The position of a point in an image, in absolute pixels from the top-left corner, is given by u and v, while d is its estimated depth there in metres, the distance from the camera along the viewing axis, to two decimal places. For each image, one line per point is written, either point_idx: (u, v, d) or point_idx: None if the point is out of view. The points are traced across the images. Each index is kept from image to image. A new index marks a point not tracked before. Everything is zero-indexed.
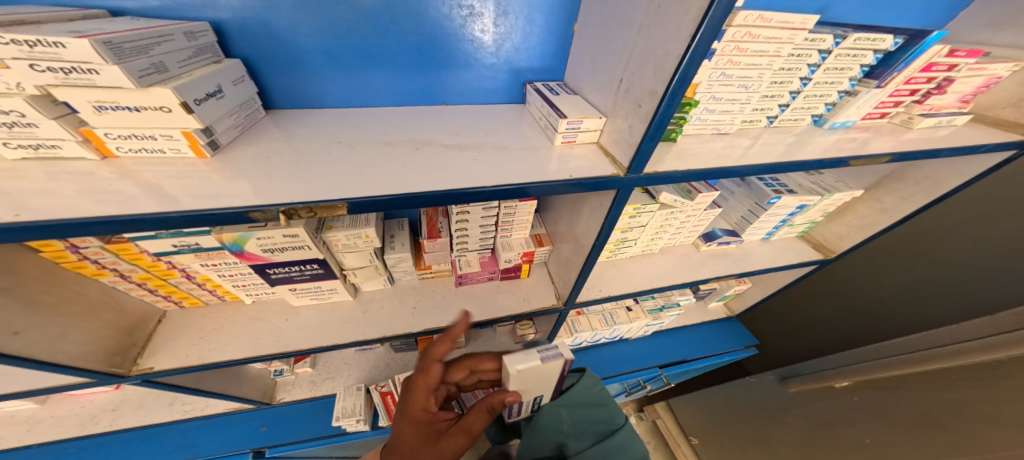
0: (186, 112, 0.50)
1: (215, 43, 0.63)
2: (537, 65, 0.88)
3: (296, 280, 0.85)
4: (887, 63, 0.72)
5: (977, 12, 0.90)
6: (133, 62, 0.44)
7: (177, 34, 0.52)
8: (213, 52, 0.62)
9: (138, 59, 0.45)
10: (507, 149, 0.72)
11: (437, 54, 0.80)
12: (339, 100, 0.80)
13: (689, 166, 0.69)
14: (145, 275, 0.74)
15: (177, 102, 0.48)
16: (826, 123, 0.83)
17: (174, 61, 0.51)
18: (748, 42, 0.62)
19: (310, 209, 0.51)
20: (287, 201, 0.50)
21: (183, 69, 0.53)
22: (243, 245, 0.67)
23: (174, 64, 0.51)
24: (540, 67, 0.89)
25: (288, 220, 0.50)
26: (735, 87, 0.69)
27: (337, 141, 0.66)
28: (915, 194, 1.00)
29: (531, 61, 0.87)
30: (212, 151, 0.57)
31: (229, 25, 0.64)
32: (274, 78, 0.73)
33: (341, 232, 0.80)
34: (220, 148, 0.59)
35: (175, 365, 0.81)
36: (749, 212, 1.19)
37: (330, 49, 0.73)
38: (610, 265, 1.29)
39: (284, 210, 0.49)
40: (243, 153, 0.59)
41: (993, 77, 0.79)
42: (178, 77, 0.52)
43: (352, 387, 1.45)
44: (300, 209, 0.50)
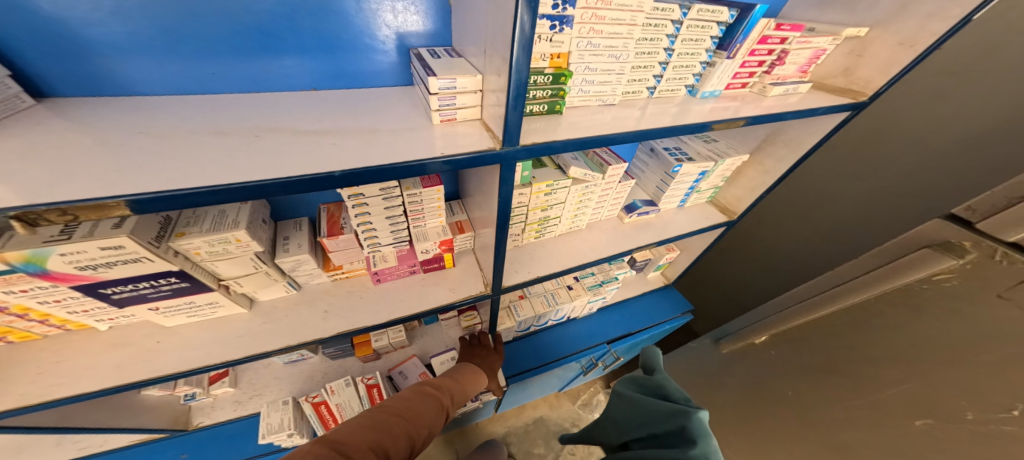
0: None
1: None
2: (422, 33, 0.81)
3: (153, 298, 0.73)
4: (730, 35, 0.78)
5: None
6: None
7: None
8: None
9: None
10: (375, 132, 0.66)
11: (285, 31, 0.69)
12: (154, 85, 0.66)
13: (570, 136, 0.68)
14: None
15: None
16: (699, 92, 0.87)
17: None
18: (603, 10, 0.62)
19: (64, 212, 0.41)
20: (22, 204, 0.39)
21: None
22: (44, 263, 0.55)
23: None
24: (423, 34, 0.81)
25: (28, 228, 0.40)
26: (606, 57, 0.69)
27: (140, 130, 0.54)
28: (784, 155, 1.11)
29: (410, 27, 0.79)
30: None
31: None
32: (64, 61, 0.59)
33: (197, 239, 0.68)
34: None
35: (4, 407, 0.68)
36: (660, 182, 1.25)
37: (137, 24, 0.60)
38: (539, 246, 1.29)
39: (17, 216, 0.39)
40: None
41: (820, 49, 0.90)
42: None
43: (278, 402, 1.36)
44: (46, 212, 0.40)
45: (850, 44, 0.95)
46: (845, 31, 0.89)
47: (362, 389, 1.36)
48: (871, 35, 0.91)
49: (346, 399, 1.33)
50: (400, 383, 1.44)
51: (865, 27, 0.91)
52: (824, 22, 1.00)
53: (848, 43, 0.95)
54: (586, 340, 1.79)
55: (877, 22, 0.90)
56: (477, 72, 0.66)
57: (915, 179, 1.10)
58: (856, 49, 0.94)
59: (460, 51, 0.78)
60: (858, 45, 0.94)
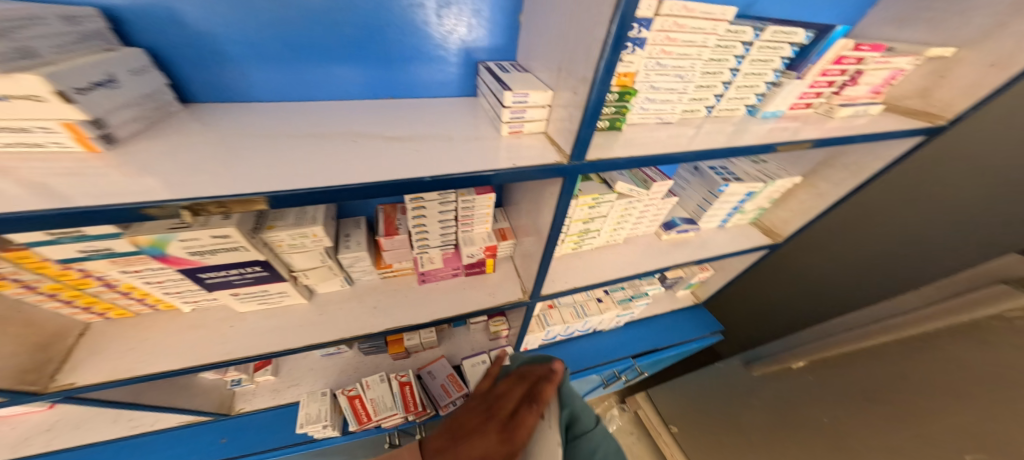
0: (65, 102, 0.43)
1: (102, 28, 0.57)
2: (489, 46, 0.85)
3: (238, 284, 0.80)
4: (803, 55, 0.79)
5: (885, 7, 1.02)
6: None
7: (51, 18, 0.48)
8: (104, 40, 0.57)
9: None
10: (450, 140, 0.71)
11: (375, 45, 0.76)
12: (267, 92, 0.75)
13: (631, 154, 0.70)
14: (57, 286, 0.65)
15: (48, 91, 0.41)
16: (759, 113, 0.87)
17: (45, 47, 0.46)
18: (676, 32, 0.65)
19: (221, 204, 0.48)
20: (192, 196, 0.47)
21: (57, 55, 0.47)
22: (165, 248, 0.62)
23: (46, 50, 0.46)
24: (491, 48, 0.86)
25: (194, 217, 0.47)
26: (671, 76, 0.72)
27: (262, 133, 0.62)
28: (845, 179, 1.08)
29: (481, 41, 0.84)
30: (107, 145, 0.51)
31: (125, 12, 0.58)
32: (195, 69, 0.68)
33: (282, 232, 0.75)
34: (119, 143, 0.53)
35: (100, 378, 0.75)
36: (703, 200, 1.23)
37: (256, 38, 0.68)
38: (574, 257, 1.30)
39: (188, 206, 0.46)
40: (147, 147, 0.54)
41: (898, 69, 0.88)
42: (55, 65, 0.46)
43: (316, 393, 1.41)
44: (208, 205, 0.47)
45: (933, 64, 0.92)
46: (929, 50, 0.87)
47: (395, 385, 1.41)
48: (958, 56, 0.88)
49: (379, 394, 1.37)
50: (429, 382, 1.47)
51: (953, 48, 0.88)
52: (903, 39, 0.98)
53: (931, 64, 0.92)
54: (611, 352, 1.77)
55: (965, 43, 0.87)
56: (547, 88, 0.70)
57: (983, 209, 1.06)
58: (939, 70, 0.91)
59: (525, 66, 0.82)
60: (942, 66, 0.91)
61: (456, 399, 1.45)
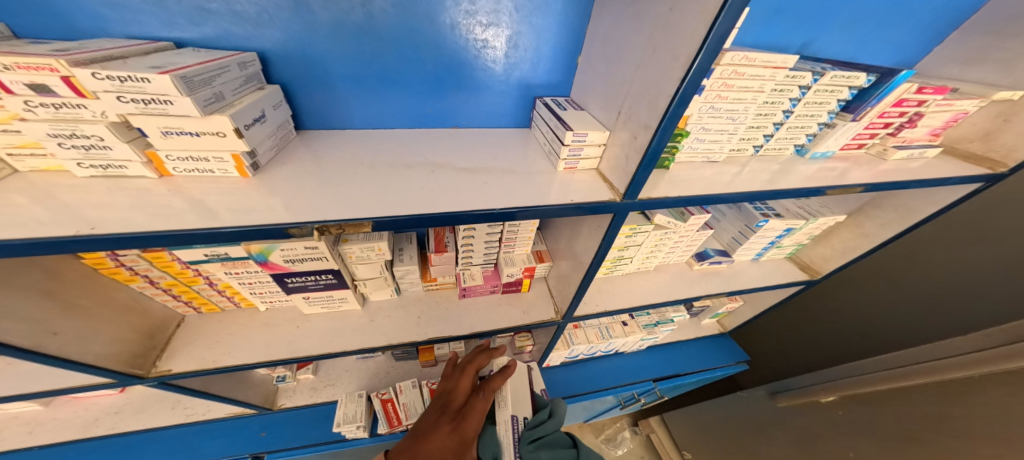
0: (238, 137, 0.55)
1: (260, 71, 0.69)
2: (546, 81, 0.93)
3: (310, 289, 0.89)
4: (862, 98, 0.80)
5: (954, 44, 1.02)
6: (199, 93, 0.50)
7: (233, 65, 0.58)
8: (258, 80, 0.68)
9: (202, 90, 0.51)
10: (513, 173, 0.78)
11: (451, 81, 0.86)
12: (360, 120, 0.86)
13: (680, 193, 0.75)
14: (171, 282, 0.79)
15: (232, 128, 0.54)
16: (808, 152, 0.92)
17: (230, 90, 0.57)
18: (734, 79, 0.70)
19: (340, 226, 0.57)
20: (320, 218, 0.56)
21: (236, 96, 0.59)
22: (268, 255, 0.73)
23: (229, 92, 0.57)
24: (549, 83, 0.94)
25: (321, 236, 0.56)
26: (724, 119, 0.77)
27: (360, 162, 0.72)
28: (893, 221, 1.08)
29: (540, 78, 0.92)
30: (253, 171, 0.62)
31: (272, 54, 0.71)
32: (305, 100, 0.79)
33: (355, 245, 0.85)
34: (259, 168, 0.64)
35: (191, 367, 0.84)
36: (739, 234, 1.26)
37: (356, 74, 0.79)
38: (606, 282, 1.34)
39: (318, 227, 0.55)
40: (279, 173, 0.65)
41: (960, 112, 0.89)
42: (232, 104, 0.57)
43: (353, 394, 1.47)
44: (331, 226, 0.56)
45: (997, 107, 0.92)
46: (996, 93, 0.87)
47: (425, 391, 1.44)
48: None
49: (410, 400, 1.43)
50: None
51: (1019, 90, 0.88)
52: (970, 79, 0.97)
53: (996, 106, 0.92)
54: (633, 372, 1.78)
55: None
56: (605, 127, 0.77)
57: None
58: (1004, 113, 0.91)
59: (580, 103, 0.90)
60: (1008, 109, 0.90)
61: None
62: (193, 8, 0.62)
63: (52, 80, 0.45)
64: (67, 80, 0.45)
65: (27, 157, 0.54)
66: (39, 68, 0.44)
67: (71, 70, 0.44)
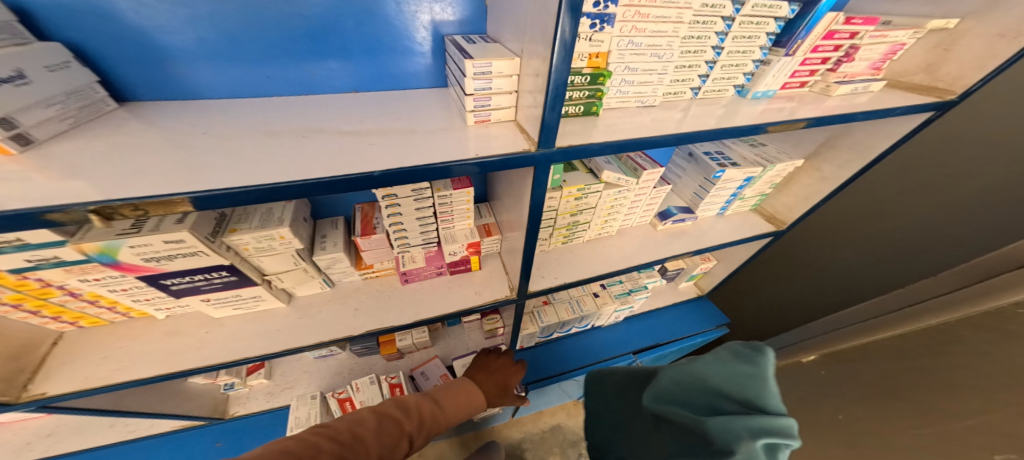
0: None
1: (13, 22, 0.52)
2: (458, 21, 0.79)
3: (206, 290, 0.78)
4: (790, 30, 0.72)
5: None
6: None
7: None
8: (14, 33, 0.52)
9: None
10: (412, 132, 0.66)
11: (331, 36, 0.72)
12: (217, 89, 0.70)
13: (608, 139, 0.65)
14: (16, 297, 0.66)
15: None
16: (749, 93, 0.81)
17: None
18: (646, 8, 0.59)
19: (135, 206, 0.45)
20: (102, 198, 0.44)
21: None
22: (115, 255, 0.60)
23: None
24: (460, 21, 0.79)
25: (105, 221, 0.44)
26: (647, 56, 0.66)
27: (203, 131, 0.59)
28: (849, 161, 1.01)
29: (448, 18, 0.78)
30: (21, 147, 0.48)
31: (38, 4, 0.54)
32: (131, 69, 0.63)
33: (246, 235, 0.72)
34: (35, 144, 0.50)
35: (73, 388, 0.75)
36: (700, 188, 1.17)
37: (193, 33, 0.63)
38: (565, 251, 1.26)
39: (96, 209, 0.43)
40: (69, 148, 0.51)
41: (896, 44, 0.81)
42: None
43: (306, 395, 1.38)
44: (120, 208, 0.44)
45: (935, 37, 0.85)
46: (930, 23, 0.80)
47: (385, 387, 1.39)
48: (962, 27, 0.81)
49: (370, 397, 1.35)
50: (422, 383, 1.45)
51: (953, 18, 0.81)
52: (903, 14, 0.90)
53: (934, 36, 0.85)
54: (610, 347, 1.73)
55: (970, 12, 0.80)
56: (513, 55, 0.63)
57: (1004, 184, 1.00)
58: (943, 42, 0.84)
59: (496, 39, 0.75)
60: (946, 38, 0.83)
61: None
62: None
63: None
64: None
65: None
66: None
67: None
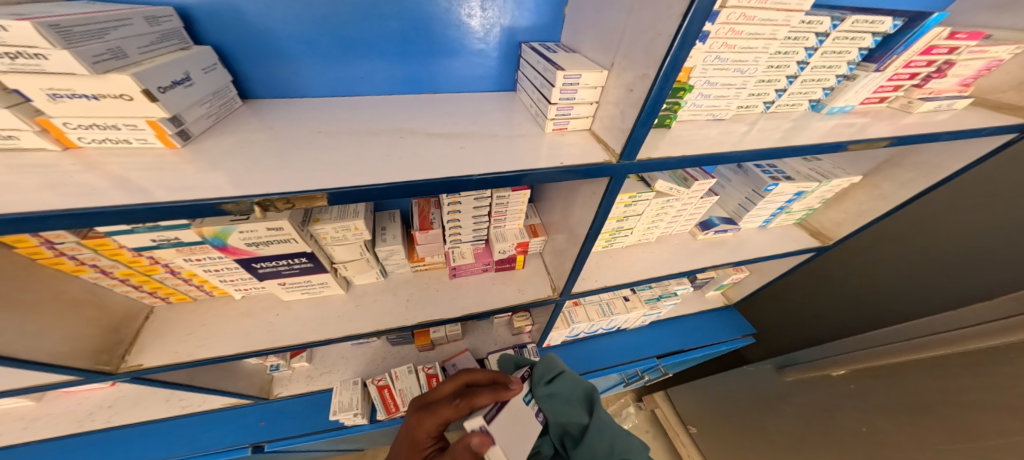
0: (150, 100, 0.47)
1: (180, 29, 0.59)
2: (534, 23, 0.81)
3: (285, 274, 0.84)
4: (887, 45, 0.71)
5: None
6: (86, 47, 0.42)
7: (137, 18, 0.50)
8: (180, 38, 0.59)
9: (91, 44, 0.43)
10: (494, 137, 0.70)
11: (421, 40, 0.76)
12: (314, 87, 0.76)
13: (684, 153, 0.67)
14: (127, 271, 0.73)
15: (138, 90, 0.46)
16: (824, 108, 0.82)
17: (134, 48, 0.49)
18: (742, 24, 0.60)
19: (287, 200, 0.50)
20: (263, 192, 0.49)
21: (145, 55, 0.51)
22: (225, 238, 0.66)
23: (134, 50, 0.49)
24: (534, 26, 0.82)
25: (264, 212, 0.49)
26: (730, 71, 0.68)
27: (317, 130, 0.64)
28: (914, 180, 1.00)
29: (527, 19, 0.80)
30: (183, 141, 0.55)
31: (197, 10, 0.61)
32: (254, 66, 0.70)
33: (327, 224, 0.79)
34: (192, 138, 0.57)
35: (164, 362, 0.80)
36: (746, 200, 1.17)
37: (306, 34, 0.69)
38: (605, 255, 1.28)
39: (259, 202, 0.48)
40: (216, 143, 0.57)
41: (995, 60, 0.78)
42: (140, 64, 0.49)
43: (348, 381, 1.45)
44: (276, 201, 0.49)
45: None
46: None
47: (422, 377, 1.43)
48: None
49: (408, 385, 1.40)
50: (453, 375, 1.49)
51: None
52: (998, 27, 0.86)
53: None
54: (636, 351, 1.74)
55: None
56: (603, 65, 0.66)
57: None
58: None
59: (571, 48, 0.78)
60: None
61: None
62: None
63: None
64: None
65: None
66: None
67: None
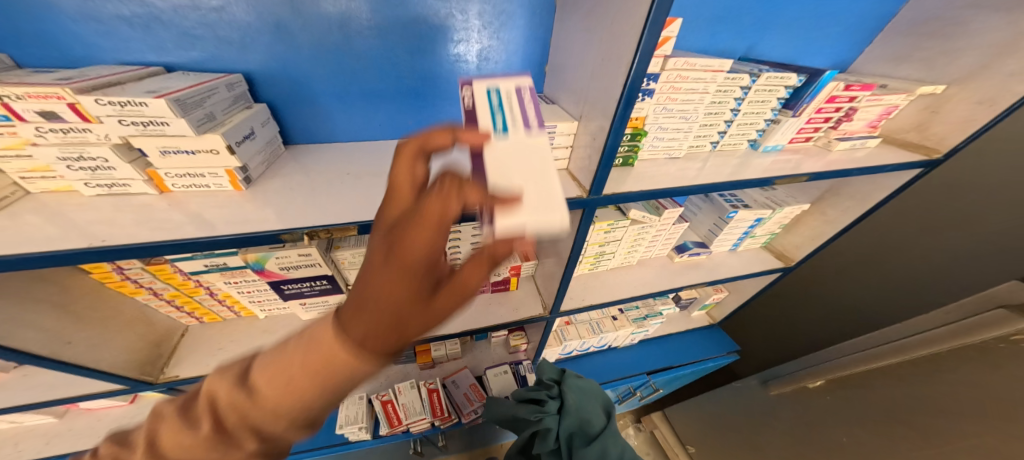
0: (230, 153, 0.63)
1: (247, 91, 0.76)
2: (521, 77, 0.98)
3: (307, 295, 0.95)
4: (798, 95, 0.88)
5: (880, 48, 1.10)
6: (194, 115, 0.57)
7: (221, 87, 0.66)
8: (246, 99, 0.75)
9: (195, 111, 0.58)
10: (488, 176, 0.84)
11: (429, 92, 0.93)
12: (338, 131, 0.92)
13: (643, 187, 0.82)
14: (175, 292, 0.86)
15: (224, 145, 0.61)
16: (760, 146, 0.98)
17: (220, 110, 0.64)
18: (681, 82, 0.77)
19: (327, 231, 0.63)
20: (310, 224, 0.62)
21: (226, 116, 0.66)
22: (264, 263, 0.79)
23: (220, 113, 0.65)
24: None
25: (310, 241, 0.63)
26: (677, 118, 0.84)
27: (347, 172, 0.79)
28: (851, 206, 1.15)
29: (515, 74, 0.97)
30: (246, 184, 0.70)
31: (257, 73, 0.78)
32: (292, 114, 0.86)
33: (348, 252, 0.90)
34: (252, 182, 0.72)
35: (195, 373, 0.91)
36: (714, 225, 1.31)
37: (337, 90, 0.86)
38: (592, 277, 1.40)
39: (308, 232, 0.62)
40: (269, 185, 0.72)
41: (891, 106, 0.96)
42: (223, 123, 0.65)
43: (355, 395, 1.52)
44: (319, 231, 0.62)
45: (925, 100, 1.02)
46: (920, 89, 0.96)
47: (423, 392, 1.52)
48: (949, 93, 0.98)
49: (410, 400, 1.48)
50: (453, 391, 1.56)
51: (941, 85, 0.98)
52: (899, 76, 1.07)
53: (923, 100, 1.02)
54: (627, 368, 1.82)
55: (953, 81, 0.97)
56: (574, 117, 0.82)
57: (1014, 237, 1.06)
58: (931, 106, 1.01)
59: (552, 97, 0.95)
60: (934, 102, 1.00)
61: (479, 408, 1.53)
62: (180, 34, 0.70)
63: (59, 107, 0.52)
64: (73, 106, 0.52)
65: (39, 179, 0.60)
66: (48, 97, 0.51)
67: (76, 97, 0.51)
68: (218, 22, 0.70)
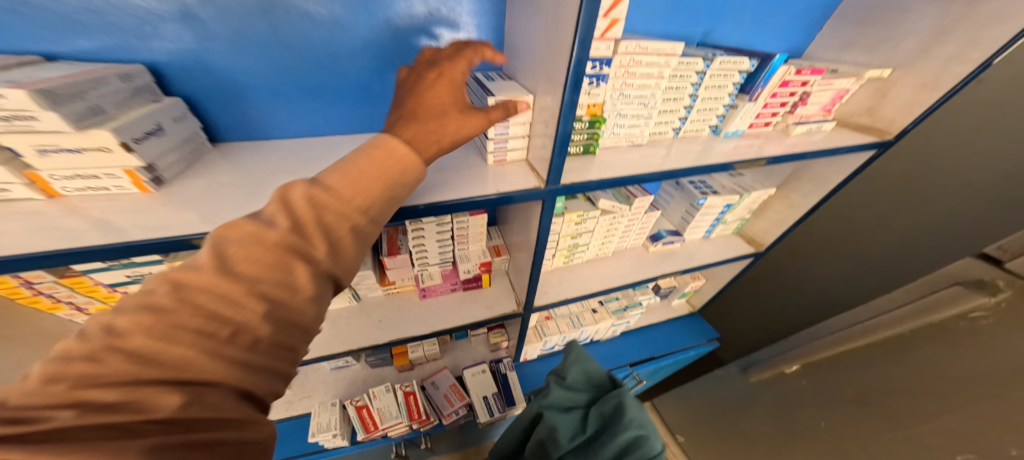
0: (128, 151, 0.56)
1: (151, 83, 0.68)
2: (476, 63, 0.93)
3: None
4: (752, 80, 0.87)
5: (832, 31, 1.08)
6: (69, 108, 0.49)
7: (110, 77, 0.58)
8: (150, 92, 0.67)
9: (72, 104, 0.50)
10: (441, 170, 0.80)
11: (376, 87, 0.88)
12: (278, 129, 0.87)
13: (602, 175, 0.78)
14: (103, 307, 0.78)
15: (117, 143, 0.54)
16: (722, 132, 0.96)
17: (110, 104, 0.57)
18: (635, 66, 0.74)
19: None
20: None
21: (120, 110, 0.58)
22: None
23: (111, 106, 0.57)
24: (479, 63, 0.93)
25: None
26: (635, 104, 0.81)
27: (280, 171, 0.72)
28: (815, 188, 1.16)
29: None
30: (157, 186, 0.64)
31: (165, 66, 0.70)
32: (222, 113, 0.80)
33: None
34: (165, 182, 0.66)
35: None
36: (686, 213, 1.30)
37: (273, 87, 0.80)
38: (567, 270, 1.37)
39: None
40: (186, 186, 0.66)
41: (842, 90, 0.97)
42: (117, 118, 0.57)
43: (327, 402, 1.46)
44: None
45: (874, 84, 1.02)
46: (868, 73, 0.96)
47: (400, 394, 1.46)
48: (894, 76, 0.98)
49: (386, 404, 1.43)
50: (432, 393, 1.51)
51: (888, 69, 0.97)
52: (846, 61, 1.07)
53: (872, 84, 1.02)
54: (610, 361, 1.80)
55: (900, 64, 0.96)
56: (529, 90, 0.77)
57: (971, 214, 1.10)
58: (880, 89, 1.01)
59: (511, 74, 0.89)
60: (883, 85, 1.00)
61: (459, 409, 1.47)
62: (60, 20, 0.61)
63: None
64: None
65: None
66: None
67: None
68: (105, 6, 0.62)
